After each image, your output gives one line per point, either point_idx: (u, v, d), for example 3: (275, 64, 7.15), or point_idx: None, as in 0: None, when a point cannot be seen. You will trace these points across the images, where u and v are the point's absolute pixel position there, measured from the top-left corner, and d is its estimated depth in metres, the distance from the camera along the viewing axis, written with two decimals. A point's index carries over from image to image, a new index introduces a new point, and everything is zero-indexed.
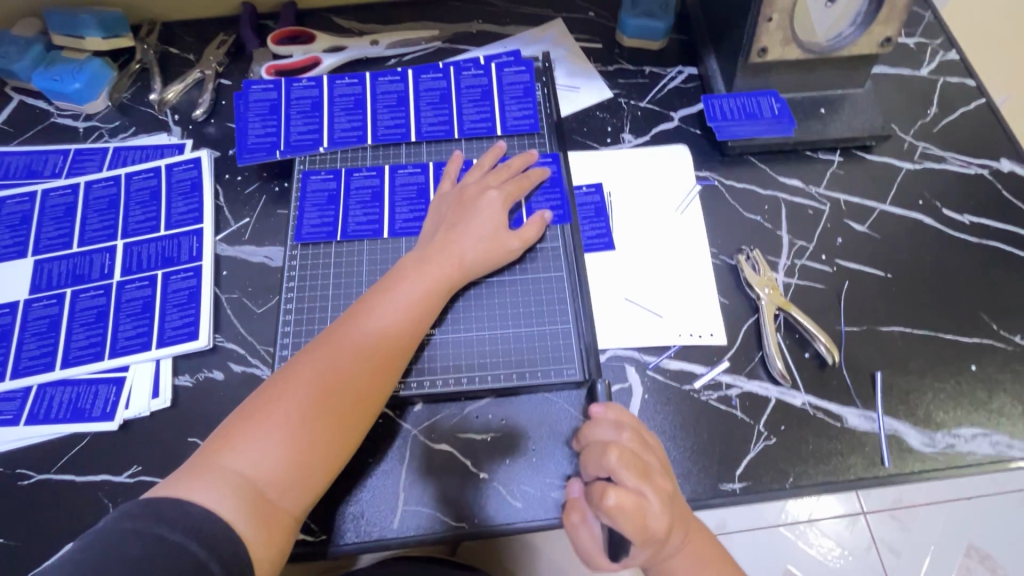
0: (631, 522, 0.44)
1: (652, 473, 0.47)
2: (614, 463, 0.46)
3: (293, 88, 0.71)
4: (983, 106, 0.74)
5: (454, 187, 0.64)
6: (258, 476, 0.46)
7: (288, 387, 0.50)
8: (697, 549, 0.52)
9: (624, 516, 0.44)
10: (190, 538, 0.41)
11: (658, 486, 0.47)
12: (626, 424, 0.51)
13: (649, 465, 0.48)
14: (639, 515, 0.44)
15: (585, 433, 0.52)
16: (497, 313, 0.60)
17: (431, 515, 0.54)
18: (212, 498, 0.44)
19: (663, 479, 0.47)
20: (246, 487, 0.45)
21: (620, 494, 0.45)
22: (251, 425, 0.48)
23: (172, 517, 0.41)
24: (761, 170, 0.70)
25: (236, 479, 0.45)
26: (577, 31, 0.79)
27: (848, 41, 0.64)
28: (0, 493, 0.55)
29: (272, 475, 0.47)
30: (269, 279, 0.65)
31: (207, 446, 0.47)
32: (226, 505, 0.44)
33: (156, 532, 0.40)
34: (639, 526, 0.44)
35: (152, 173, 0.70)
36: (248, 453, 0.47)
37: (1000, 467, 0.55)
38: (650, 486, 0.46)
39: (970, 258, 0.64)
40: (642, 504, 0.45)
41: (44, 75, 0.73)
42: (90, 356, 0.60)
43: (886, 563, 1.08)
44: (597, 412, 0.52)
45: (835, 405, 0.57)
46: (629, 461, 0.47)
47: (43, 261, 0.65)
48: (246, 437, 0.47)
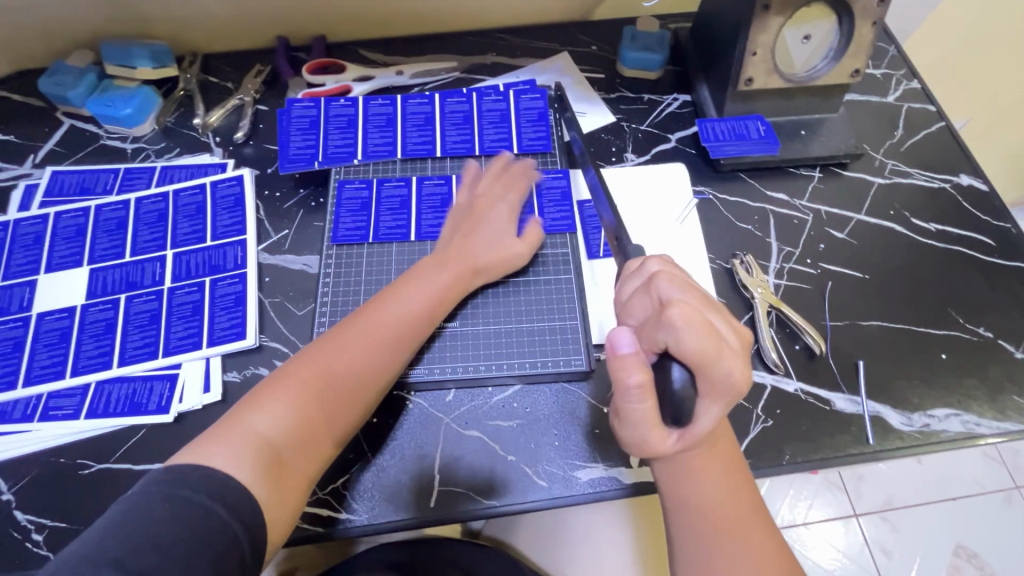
0: (699, 333, 0.46)
1: (710, 304, 0.50)
2: (665, 287, 0.50)
3: (332, 106, 0.78)
4: (944, 128, 0.83)
5: (465, 197, 0.71)
6: (276, 440, 0.51)
7: (310, 363, 0.55)
8: (720, 458, 0.51)
9: (693, 329, 0.46)
10: (213, 501, 0.45)
11: (718, 315, 0.49)
12: (655, 261, 0.54)
13: (704, 294, 0.51)
14: (707, 329, 0.46)
15: (620, 293, 0.54)
16: (517, 311, 0.67)
17: (462, 493, 0.59)
18: (234, 453, 0.49)
19: (722, 310, 0.50)
20: (264, 448, 0.50)
21: (683, 308, 0.46)
22: (275, 394, 0.53)
23: (194, 481, 0.46)
24: (751, 185, 0.78)
25: (257, 439, 0.51)
26: (582, 63, 0.88)
27: (823, 72, 0.74)
28: (62, 481, 0.60)
29: (288, 441, 0.52)
30: (307, 284, 0.71)
31: (236, 409, 0.53)
32: (242, 463, 0.49)
33: (182, 494, 0.45)
34: (709, 342, 0.46)
35: (198, 189, 0.76)
36: (270, 418, 0.52)
37: (971, 443, 0.62)
38: (710, 311, 0.49)
39: (937, 261, 0.73)
40: (705, 315, 0.47)
41: (97, 100, 0.80)
42: (145, 355, 0.65)
43: (878, 563, 1.19)
44: (630, 269, 0.56)
45: (824, 390, 0.64)
46: (682, 286, 0.50)
47: (99, 270, 0.71)
48: (268, 403, 0.53)
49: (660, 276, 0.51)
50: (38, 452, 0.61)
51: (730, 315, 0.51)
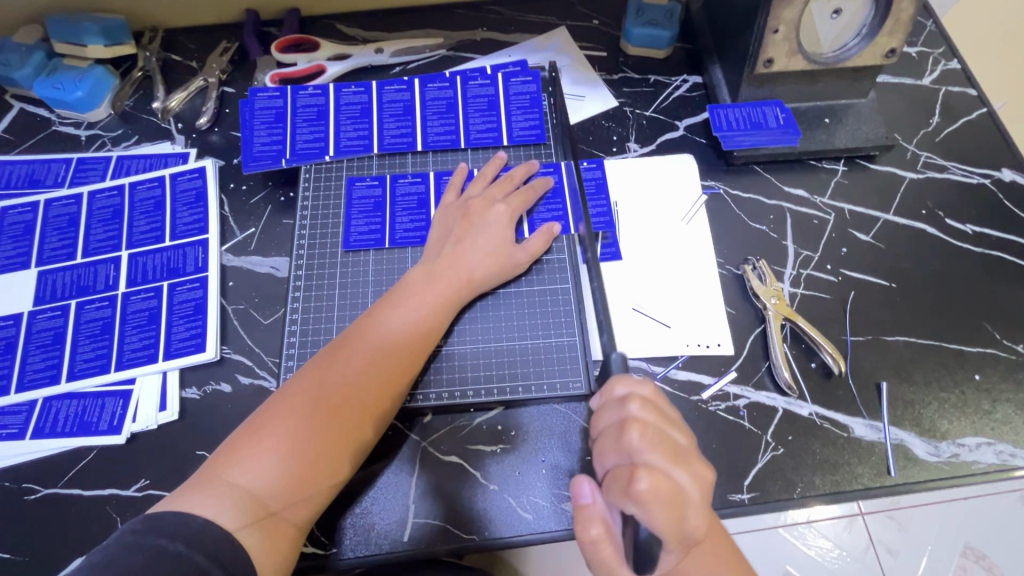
0: (664, 507, 0.43)
1: (683, 455, 0.47)
2: (638, 443, 0.46)
3: (299, 96, 0.70)
4: (985, 115, 0.74)
5: (458, 199, 0.64)
6: (262, 489, 0.46)
7: (294, 402, 0.50)
8: (718, 556, 0.51)
9: (658, 503, 0.43)
10: (190, 548, 0.41)
11: (688, 469, 0.46)
12: (635, 396, 0.49)
13: (677, 443, 0.47)
14: (673, 499, 0.43)
15: (595, 421, 0.51)
16: (505, 325, 0.60)
17: (440, 526, 0.54)
18: (215, 511, 0.44)
19: (692, 460, 0.47)
20: (249, 501, 0.45)
21: (650, 476, 0.44)
22: (255, 439, 0.48)
23: (171, 529, 0.41)
24: (766, 180, 0.70)
25: (240, 493, 0.45)
26: (581, 39, 0.80)
27: (852, 52, 0.65)
28: (7, 507, 0.55)
29: (277, 489, 0.46)
30: (275, 289, 0.65)
31: (213, 459, 0.47)
32: (227, 519, 0.44)
33: (157, 544, 0.40)
34: (673, 511, 0.43)
35: (156, 183, 0.69)
36: (252, 468, 0.46)
37: (1004, 476, 0.56)
38: (679, 468, 0.45)
39: (972, 268, 0.65)
40: (672, 484, 0.44)
41: (45, 83, 0.72)
42: (96, 369, 0.60)
43: (883, 564, 1.08)
44: (603, 398, 0.52)
45: (842, 415, 0.58)
46: (654, 441, 0.46)
47: (47, 272, 0.65)
48: (249, 452, 0.47)
49: (634, 424, 0.47)
50: None
51: (699, 461, 0.48)
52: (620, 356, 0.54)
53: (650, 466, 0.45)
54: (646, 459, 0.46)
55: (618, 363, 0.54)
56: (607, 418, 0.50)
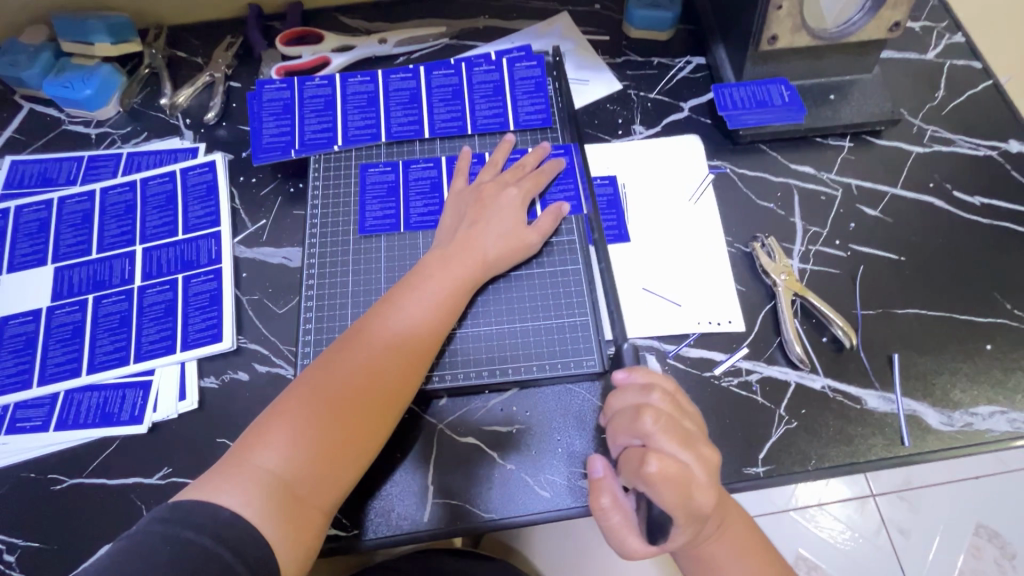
0: (674, 488, 0.45)
1: (694, 441, 0.48)
2: (650, 427, 0.47)
3: (306, 87, 0.71)
4: (990, 88, 0.74)
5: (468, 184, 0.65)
6: (286, 475, 0.47)
7: (317, 387, 0.50)
8: (739, 540, 0.52)
9: (667, 485, 0.45)
10: (217, 541, 0.41)
11: (700, 455, 0.47)
12: (657, 386, 0.51)
13: (688, 429, 0.48)
14: (682, 481, 0.45)
15: (612, 399, 0.52)
16: (518, 307, 0.61)
17: (461, 507, 0.55)
18: (241, 495, 0.45)
19: (703, 445, 0.48)
20: (275, 485, 0.46)
21: (662, 461, 0.45)
22: (279, 424, 0.49)
23: (197, 521, 0.42)
24: (773, 158, 0.70)
25: (266, 477, 0.46)
26: (584, 24, 0.80)
27: (857, 26, 0.65)
28: (33, 498, 0.56)
29: (300, 474, 0.47)
30: (289, 278, 0.65)
31: (238, 444, 0.48)
32: (252, 505, 0.44)
33: (184, 536, 0.41)
34: (682, 493, 0.45)
35: (167, 178, 0.70)
36: (278, 452, 0.47)
37: (1017, 443, 0.56)
38: (690, 453, 0.47)
39: (981, 239, 0.65)
40: (682, 469, 0.45)
41: (54, 82, 0.73)
42: (115, 361, 0.61)
43: (896, 545, 1.08)
44: (623, 378, 0.52)
45: (854, 388, 0.58)
46: (665, 426, 0.48)
47: (64, 268, 0.65)
48: (274, 437, 0.48)
49: (648, 410, 0.48)
50: (6, 467, 0.57)
51: (710, 444, 0.49)
52: (631, 347, 0.58)
53: (661, 451, 0.47)
54: (659, 443, 0.47)
55: (630, 356, 0.57)
56: (624, 400, 0.51)
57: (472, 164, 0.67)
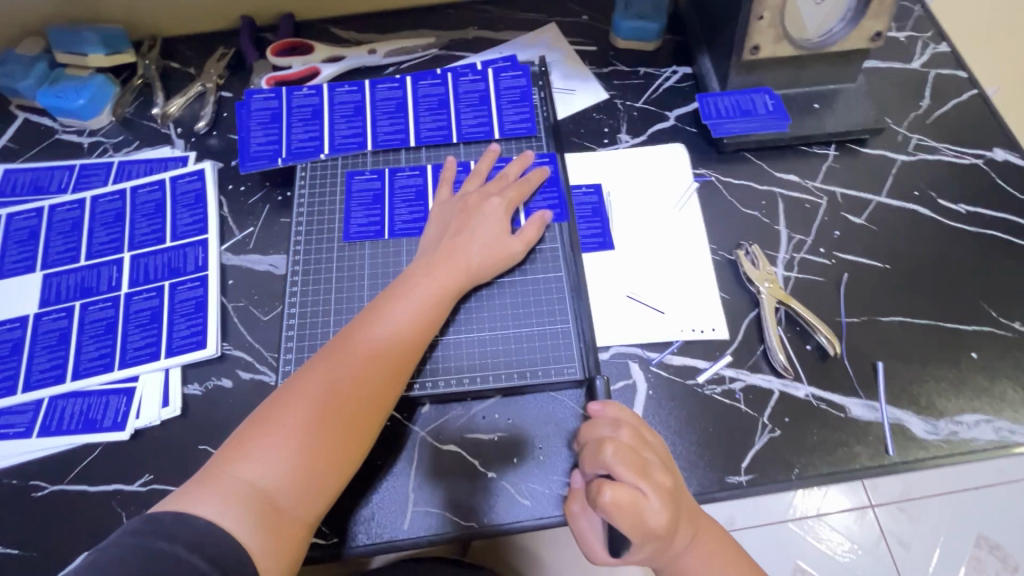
0: (627, 517, 0.44)
1: (651, 471, 0.47)
2: (610, 458, 0.47)
3: (294, 97, 0.72)
4: (975, 97, 0.74)
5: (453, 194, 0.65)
6: (266, 485, 0.47)
7: (298, 397, 0.50)
8: (711, 548, 0.52)
9: (621, 513, 0.44)
10: (191, 551, 0.41)
11: (656, 484, 0.47)
12: (624, 422, 0.51)
13: (647, 459, 0.48)
14: (636, 513, 0.45)
15: (584, 431, 0.53)
16: (500, 314, 0.61)
17: (442, 515, 0.54)
18: (220, 507, 0.45)
19: (659, 473, 0.48)
20: (255, 496, 0.46)
21: (616, 490, 0.44)
22: (260, 435, 0.49)
23: (171, 531, 0.42)
24: (758, 166, 0.70)
25: (246, 488, 0.46)
26: (571, 34, 0.81)
27: (838, 37, 0.66)
28: (15, 504, 0.56)
29: (281, 485, 0.47)
30: (274, 286, 0.66)
31: (219, 454, 0.48)
32: (231, 516, 0.44)
33: (157, 546, 0.40)
34: (635, 520, 0.45)
35: (157, 186, 0.71)
36: (258, 463, 0.47)
37: (1004, 453, 0.55)
38: (647, 483, 0.46)
39: (966, 247, 0.65)
40: (638, 498, 0.45)
41: (48, 92, 0.74)
42: (100, 368, 0.61)
43: (895, 557, 1.07)
44: (596, 410, 0.53)
45: (838, 395, 0.58)
46: (625, 457, 0.47)
47: (52, 275, 0.66)
48: (255, 447, 0.48)
49: (608, 441, 0.48)
50: None
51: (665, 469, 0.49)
52: (604, 380, 0.58)
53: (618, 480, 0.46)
54: (617, 474, 0.46)
55: (602, 390, 0.57)
56: (593, 433, 0.51)
57: (457, 173, 0.68)
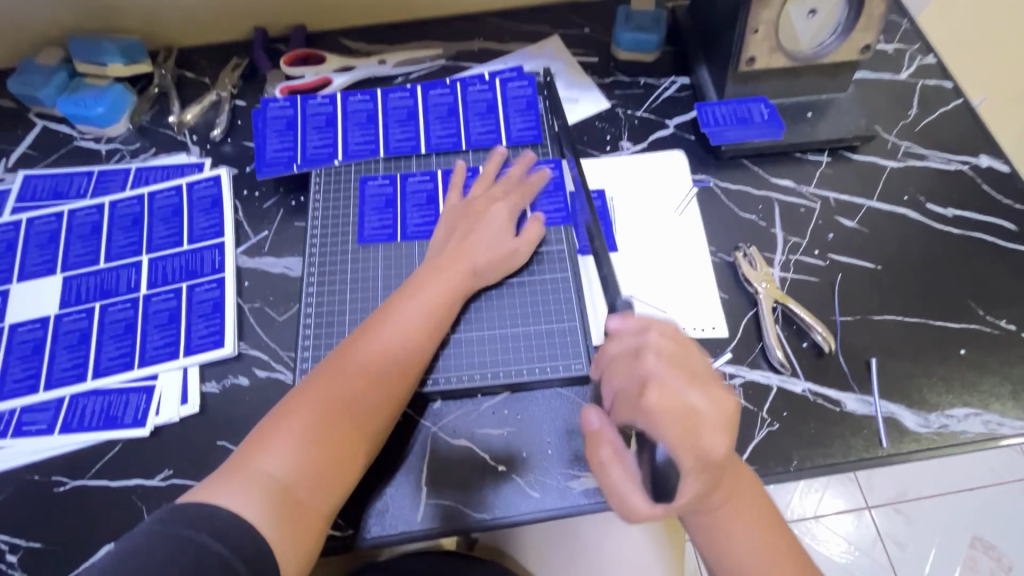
0: (673, 419, 0.43)
1: (703, 379, 0.46)
2: (651, 365, 0.46)
3: (308, 105, 0.75)
4: (961, 106, 0.78)
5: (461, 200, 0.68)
6: (287, 478, 0.48)
7: (315, 395, 0.52)
8: (750, 510, 0.49)
9: (668, 422, 0.43)
10: (214, 538, 0.43)
11: (707, 392, 0.45)
12: (654, 323, 0.49)
13: (698, 370, 0.46)
14: (687, 415, 0.43)
15: (607, 348, 0.50)
16: (510, 313, 0.63)
17: (455, 508, 0.56)
18: (242, 499, 0.46)
19: (717, 387, 0.45)
20: (275, 489, 0.48)
21: (662, 394, 0.44)
22: (279, 431, 0.50)
23: (197, 520, 0.43)
24: (754, 172, 0.73)
25: (267, 481, 0.48)
26: (573, 46, 0.84)
27: (829, 50, 0.69)
28: (37, 500, 0.58)
29: (300, 478, 0.49)
30: (289, 287, 0.68)
31: (240, 449, 0.50)
32: (253, 508, 0.46)
33: (184, 533, 0.42)
34: (686, 431, 0.43)
35: (173, 191, 0.73)
36: (278, 458, 0.49)
37: (992, 444, 0.58)
38: (697, 391, 0.45)
39: (954, 249, 0.68)
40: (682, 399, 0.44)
41: (67, 100, 0.77)
42: (120, 366, 0.63)
43: (892, 557, 1.09)
44: (618, 326, 0.50)
45: (833, 391, 0.60)
46: (666, 363, 0.46)
47: (72, 278, 0.68)
48: (275, 443, 0.49)
49: (648, 349, 0.47)
50: (12, 470, 0.59)
51: (722, 386, 0.46)
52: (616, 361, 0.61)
53: (661, 383, 0.45)
54: (657, 375, 0.46)
55: None
56: (622, 343, 0.49)
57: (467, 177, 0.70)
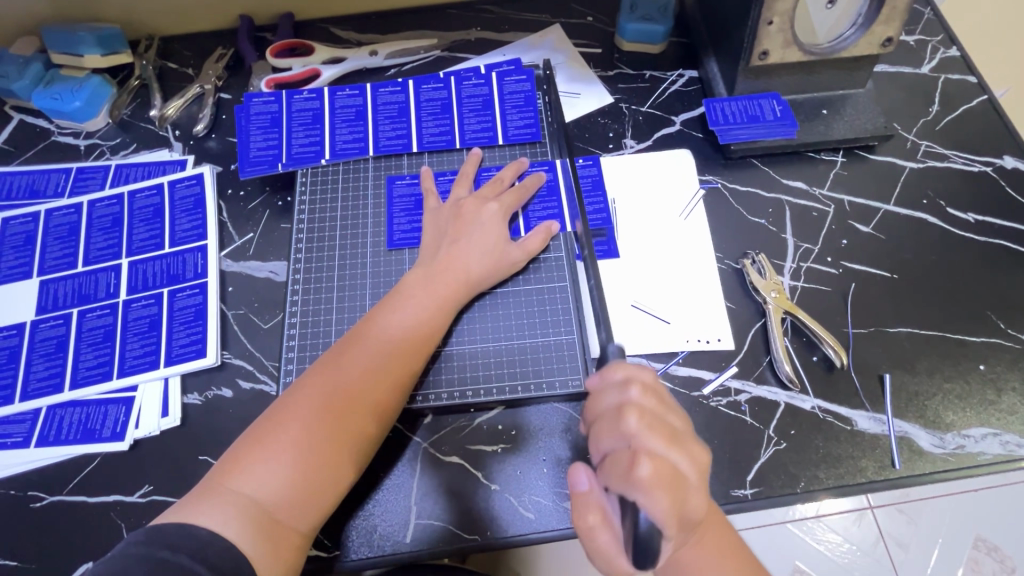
0: (669, 493, 0.40)
1: (681, 438, 0.44)
2: (635, 427, 0.44)
3: (294, 100, 0.71)
4: (985, 103, 0.73)
5: (468, 194, 0.64)
6: (265, 498, 0.46)
7: (296, 411, 0.49)
8: (716, 544, 0.51)
9: (662, 491, 0.40)
10: (195, 559, 0.40)
11: (689, 452, 0.44)
12: (635, 379, 0.47)
13: (676, 429, 0.45)
14: (675, 485, 0.41)
15: (592, 402, 0.48)
16: (504, 325, 0.60)
17: (445, 529, 0.54)
18: (219, 520, 0.44)
19: (692, 443, 0.45)
20: (253, 509, 0.45)
21: (655, 462, 0.41)
22: (259, 448, 0.47)
23: (175, 541, 0.41)
24: (764, 173, 0.69)
25: (244, 500, 0.45)
26: (575, 36, 0.79)
27: (848, 42, 0.64)
28: (14, 515, 0.55)
29: (279, 498, 0.46)
30: (274, 293, 0.65)
31: (218, 466, 0.47)
32: (230, 528, 0.43)
33: (161, 556, 0.40)
34: (677, 499, 0.41)
35: (155, 190, 0.70)
36: (257, 476, 0.46)
37: (1011, 467, 0.55)
38: (680, 453, 0.43)
39: (974, 257, 0.64)
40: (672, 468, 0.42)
41: (43, 93, 0.73)
42: (98, 377, 0.60)
43: (894, 558, 1.05)
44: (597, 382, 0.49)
45: (844, 408, 0.57)
46: (652, 425, 0.44)
47: (49, 281, 0.65)
48: (254, 461, 0.47)
49: (630, 408, 0.44)
50: None
51: (697, 441, 0.46)
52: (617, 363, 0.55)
53: (651, 451, 0.43)
54: (646, 442, 0.43)
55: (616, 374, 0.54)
56: (606, 401, 0.47)
57: (479, 171, 0.67)
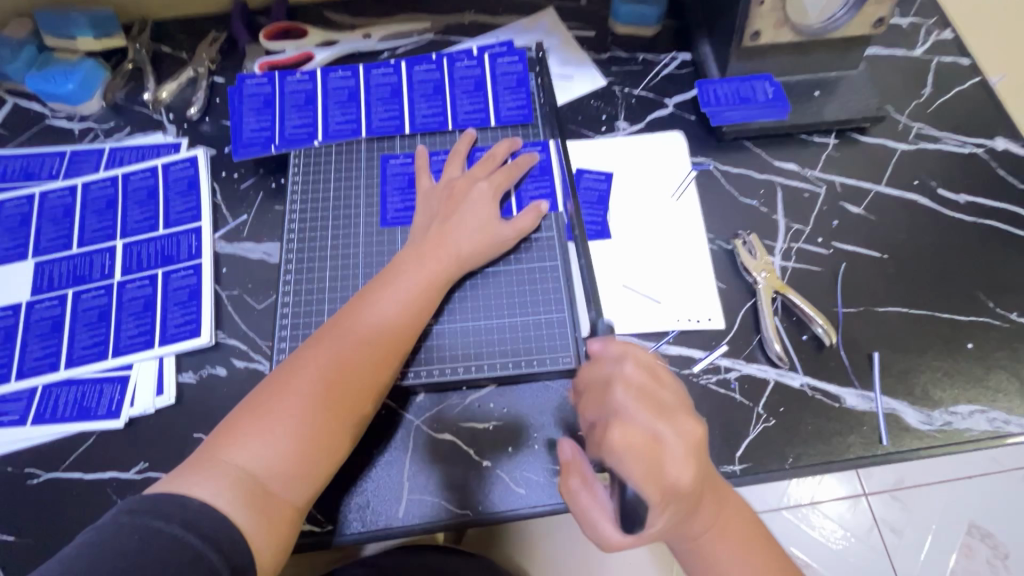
0: (644, 462, 0.41)
1: (671, 410, 0.43)
2: (621, 399, 0.44)
3: (287, 82, 0.71)
4: (978, 85, 0.74)
5: (461, 173, 0.64)
6: (258, 470, 0.46)
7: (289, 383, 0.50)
8: (736, 527, 0.48)
9: (635, 458, 0.41)
10: (185, 529, 0.41)
11: (678, 425, 0.43)
12: (630, 351, 0.47)
13: (666, 400, 0.44)
14: (654, 456, 0.41)
15: (586, 373, 0.50)
16: (495, 302, 0.61)
17: (437, 504, 0.54)
18: (212, 490, 0.44)
19: (684, 416, 0.43)
20: (245, 480, 0.45)
21: (627, 431, 0.42)
22: (251, 420, 0.48)
23: (166, 511, 0.42)
24: (757, 154, 0.70)
25: (237, 471, 0.45)
26: (569, 19, 0.79)
27: (840, 23, 0.65)
28: (11, 491, 0.56)
29: (272, 469, 0.47)
30: (268, 274, 0.65)
31: (211, 438, 0.48)
32: (223, 498, 0.44)
33: (152, 525, 0.40)
34: (653, 466, 0.41)
35: (149, 172, 0.70)
36: (250, 448, 0.47)
37: (997, 443, 0.56)
38: (666, 425, 0.42)
39: (965, 237, 0.65)
40: (651, 439, 0.42)
41: (37, 76, 0.73)
42: (94, 356, 0.61)
43: (887, 543, 1.06)
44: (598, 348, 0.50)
45: (833, 386, 0.58)
46: (636, 397, 0.43)
47: (44, 263, 0.65)
48: (246, 433, 0.47)
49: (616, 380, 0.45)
50: None
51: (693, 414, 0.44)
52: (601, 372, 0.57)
53: (631, 421, 0.43)
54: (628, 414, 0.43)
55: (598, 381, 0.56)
56: (599, 371, 0.48)
57: (472, 150, 0.67)
